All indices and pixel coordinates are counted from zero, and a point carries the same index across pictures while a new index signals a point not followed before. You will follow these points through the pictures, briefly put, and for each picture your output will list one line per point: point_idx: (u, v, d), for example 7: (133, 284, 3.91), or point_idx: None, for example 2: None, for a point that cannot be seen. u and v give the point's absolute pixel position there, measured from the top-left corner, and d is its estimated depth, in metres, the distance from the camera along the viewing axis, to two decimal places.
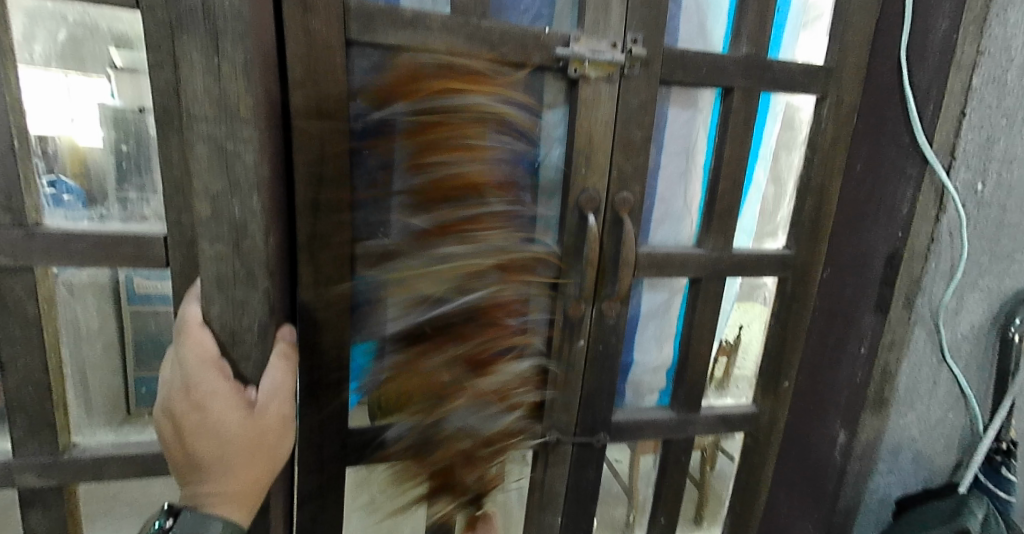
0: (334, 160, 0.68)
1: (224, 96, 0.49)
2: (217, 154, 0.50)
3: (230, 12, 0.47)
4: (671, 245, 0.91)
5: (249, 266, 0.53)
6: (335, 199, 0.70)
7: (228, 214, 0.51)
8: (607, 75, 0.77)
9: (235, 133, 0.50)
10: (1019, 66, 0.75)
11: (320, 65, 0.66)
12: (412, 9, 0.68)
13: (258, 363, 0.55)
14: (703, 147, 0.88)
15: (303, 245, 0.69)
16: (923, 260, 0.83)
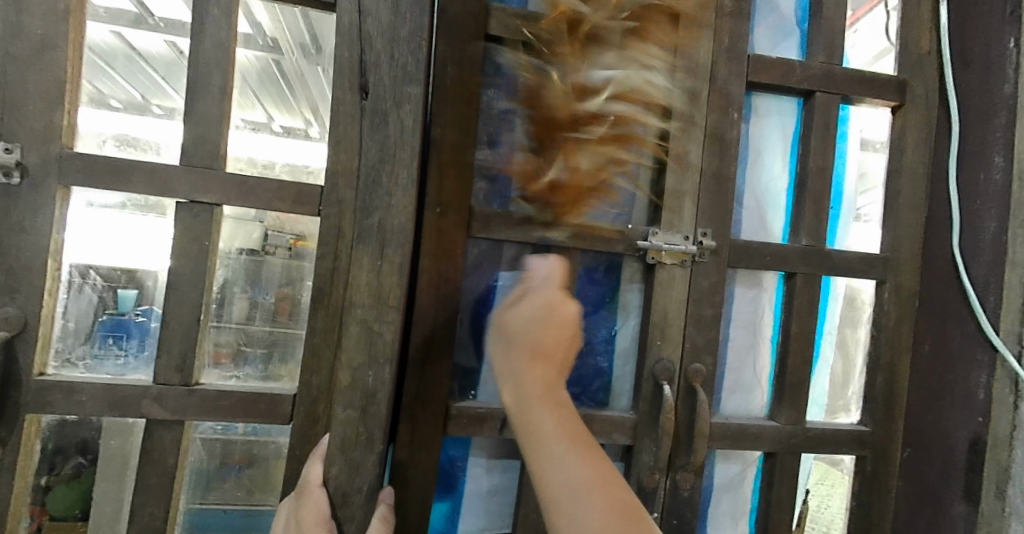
0: (437, 344, 0.69)
1: (380, 288, 0.61)
2: (364, 334, 0.60)
3: (398, 228, 0.61)
4: (743, 416, 0.89)
5: (371, 430, 0.61)
6: (438, 372, 0.70)
7: (362, 383, 0.60)
8: (681, 262, 0.76)
9: (381, 316, 0.61)
10: None
11: (445, 254, 0.69)
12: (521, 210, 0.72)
13: (360, 523, 0.61)
14: (769, 321, 0.89)
15: (405, 405, 0.69)
16: (1009, 448, 0.80)
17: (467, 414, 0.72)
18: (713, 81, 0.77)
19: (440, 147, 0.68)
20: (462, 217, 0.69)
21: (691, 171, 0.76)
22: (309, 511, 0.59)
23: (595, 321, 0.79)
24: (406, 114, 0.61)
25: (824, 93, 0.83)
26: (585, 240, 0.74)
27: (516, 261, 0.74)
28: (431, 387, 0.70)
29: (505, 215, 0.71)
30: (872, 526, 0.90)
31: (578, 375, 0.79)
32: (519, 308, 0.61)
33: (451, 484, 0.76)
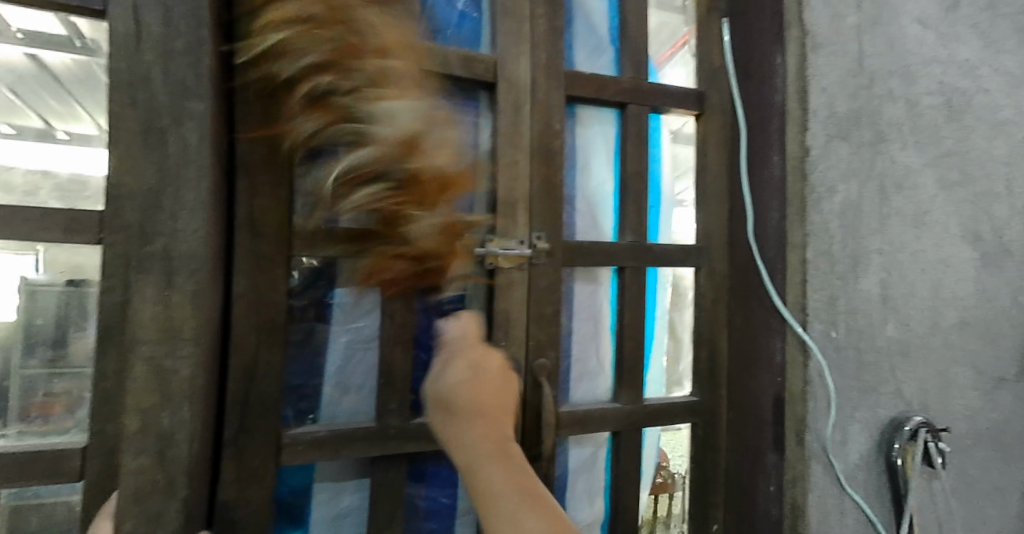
0: (265, 366, 0.71)
1: (170, 321, 0.60)
2: (155, 372, 0.60)
3: (186, 256, 0.61)
4: (591, 401, 0.96)
5: (171, 477, 0.60)
6: (267, 392, 0.72)
7: (155, 427, 0.60)
8: (518, 265, 0.81)
9: (175, 350, 0.60)
10: (838, 241, 0.99)
11: (263, 275, 0.71)
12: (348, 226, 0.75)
13: None
14: (608, 312, 0.97)
15: (228, 440, 0.69)
16: (803, 402, 0.98)
17: (302, 441, 0.73)
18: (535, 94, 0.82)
19: (246, 165, 0.69)
20: (283, 240, 0.72)
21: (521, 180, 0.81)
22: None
23: None
24: (188, 130, 0.61)
25: (635, 105, 0.92)
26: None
27: (351, 277, 0.78)
28: (256, 416, 0.71)
29: (331, 231, 0.74)
30: (706, 481, 1.02)
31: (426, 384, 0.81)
32: (444, 376, 0.65)
33: (293, 514, 0.77)
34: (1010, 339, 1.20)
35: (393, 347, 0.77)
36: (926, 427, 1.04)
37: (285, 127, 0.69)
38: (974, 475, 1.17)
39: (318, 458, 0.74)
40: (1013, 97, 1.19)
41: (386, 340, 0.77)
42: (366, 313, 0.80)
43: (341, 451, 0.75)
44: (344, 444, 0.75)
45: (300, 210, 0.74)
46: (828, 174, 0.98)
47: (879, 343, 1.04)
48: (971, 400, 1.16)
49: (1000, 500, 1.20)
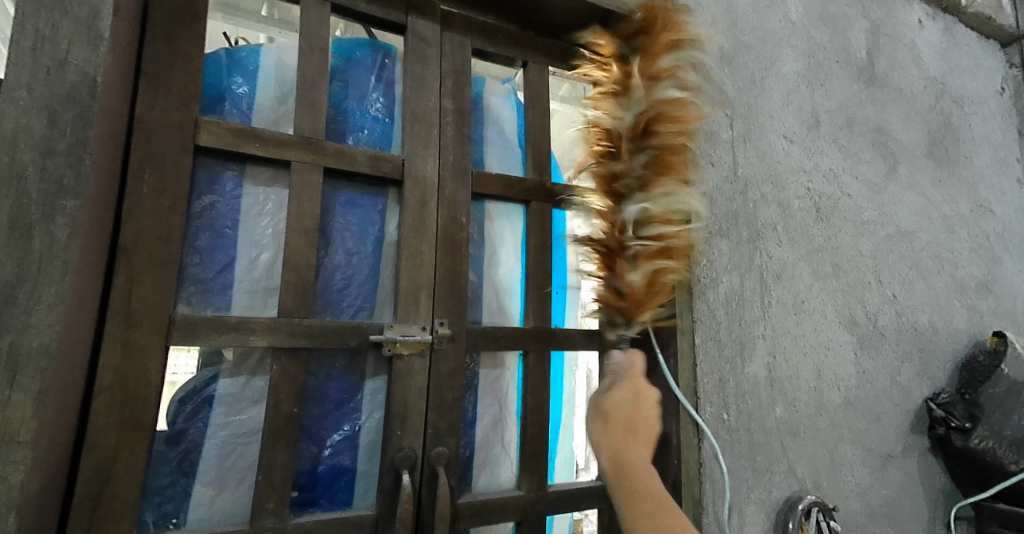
0: (125, 462, 0.71)
1: (7, 422, 0.59)
2: None
3: (37, 349, 0.61)
4: (493, 490, 0.95)
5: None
6: (120, 497, 0.70)
7: None
8: (419, 351, 0.86)
9: (6, 455, 0.59)
10: (724, 327, 1.07)
11: (133, 370, 0.72)
12: (237, 315, 0.77)
13: None
14: (513, 398, 0.99)
15: None
16: (699, 483, 1.01)
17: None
18: (441, 192, 0.92)
19: (130, 254, 0.73)
20: (158, 331, 0.73)
21: (424, 268, 0.89)
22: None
23: (334, 419, 0.83)
24: (58, 227, 0.63)
25: (540, 201, 1.02)
26: (313, 339, 0.80)
27: (238, 367, 0.79)
28: (106, 523, 0.69)
29: (218, 321, 0.76)
30: None
31: (312, 478, 0.82)
32: (615, 389, 0.85)
33: None
34: (891, 418, 1.31)
35: (276, 441, 0.78)
36: (817, 506, 1.11)
37: (176, 216, 0.76)
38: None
39: None
40: (872, 201, 1.36)
41: (270, 433, 0.78)
42: (251, 404, 0.79)
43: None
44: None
45: (185, 298, 0.78)
46: (710, 267, 1.06)
47: (770, 425, 1.11)
48: (861, 477, 1.24)
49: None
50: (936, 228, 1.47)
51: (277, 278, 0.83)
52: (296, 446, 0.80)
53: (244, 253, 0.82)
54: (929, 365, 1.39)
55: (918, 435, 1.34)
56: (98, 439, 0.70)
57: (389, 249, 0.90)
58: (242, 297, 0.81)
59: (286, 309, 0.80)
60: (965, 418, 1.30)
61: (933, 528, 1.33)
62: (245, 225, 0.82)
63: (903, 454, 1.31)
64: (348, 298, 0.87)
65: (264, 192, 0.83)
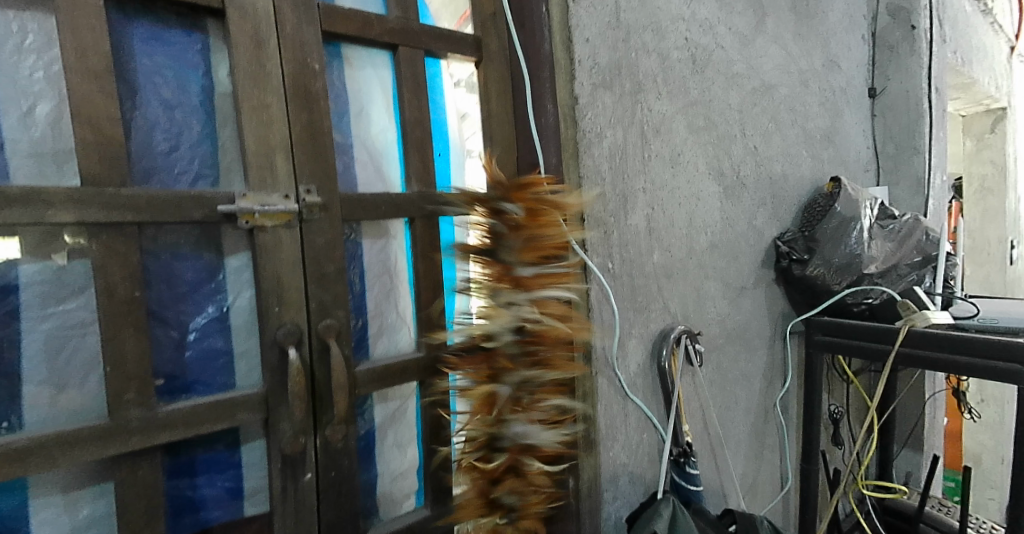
0: None
1: None
2: None
3: None
4: (392, 355, 0.96)
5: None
6: None
7: None
8: (285, 223, 0.79)
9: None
10: (608, 182, 1.09)
11: None
12: (21, 185, 0.64)
13: None
14: (403, 266, 0.98)
15: None
16: (588, 323, 1.10)
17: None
18: (281, 32, 0.79)
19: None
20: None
21: (274, 124, 0.78)
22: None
23: (194, 301, 0.76)
24: None
25: (407, 48, 0.92)
26: (140, 213, 0.70)
27: (48, 246, 0.68)
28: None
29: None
30: None
31: (178, 367, 0.75)
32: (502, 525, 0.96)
33: None
34: (748, 257, 1.45)
35: (121, 327, 0.70)
36: (686, 335, 1.25)
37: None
38: (727, 368, 1.41)
39: (26, 469, 0.65)
40: (742, 53, 1.38)
41: (110, 320, 0.69)
42: (75, 292, 0.70)
43: (57, 458, 0.66)
44: (60, 451, 0.66)
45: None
46: (595, 121, 1.06)
47: (648, 269, 1.20)
48: (721, 307, 1.38)
49: (745, 384, 1.47)
50: (793, 81, 1.53)
51: (69, 139, 0.69)
52: (147, 332, 0.72)
53: (11, 107, 0.67)
54: (780, 209, 1.52)
55: (768, 270, 1.50)
56: None
57: (224, 103, 0.78)
58: (24, 162, 0.67)
59: (94, 178, 0.68)
60: (805, 252, 1.45)
61: (775, 342, 1.54)
62: (6, 67, 0.66)
63: (755, 285, 1.47)
64: (178, 165, 0.76)
65: (14, 18, 0.67)
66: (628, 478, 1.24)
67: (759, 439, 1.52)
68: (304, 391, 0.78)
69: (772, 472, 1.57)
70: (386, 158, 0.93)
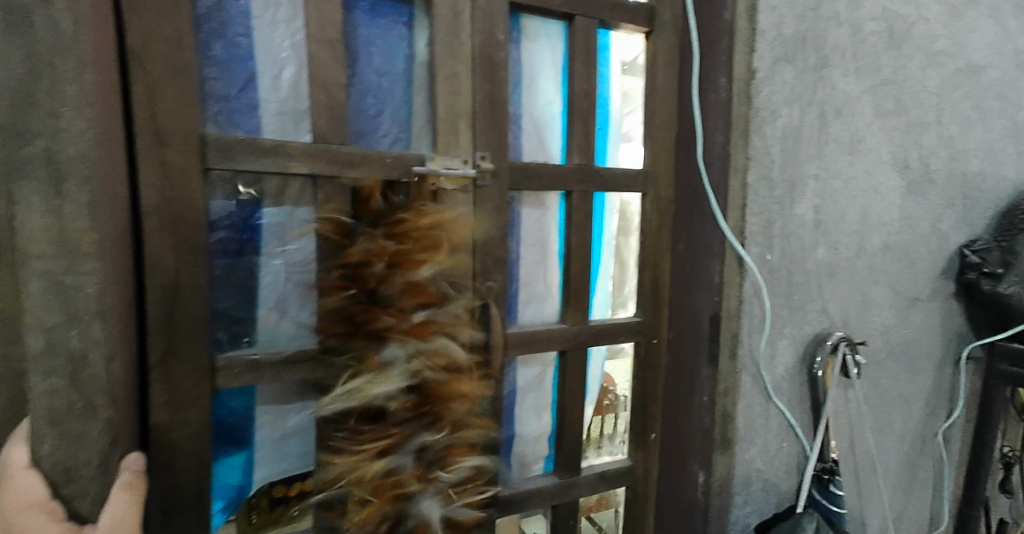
0: (189, 284, 0.72)
1: (65, 233, 0.58)
2: (55, 288, 0.58)
3: (76, 156, 0.58)
4: (538, 323, 1.00)
5: (86, 397, 0.60)
6: (191, 316, 0.73)
7: (64, 346, 0.59)
8: (461, 187, 0.85)
9: (75, 267, 0.58)
10: (777, 167, 1.03)
11: (177, 190, 0.71)
12: (272, 139, 0.75)
13: (96, 498, 0.63)
14: (555, 238, 0.99)
15: (155, 364, 0.71)
16: (738, 318, 1.06)
17: (238, 364, 0.76)
18: (475, 4, 0.83)
19: (142, 61, 0.68)
20: (192, 151, 0.71)
21: (461, 92, 0.84)
22: (14, 497, 0.58)
23: None
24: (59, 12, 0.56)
25: (583, 18, 0.93)
26: (354, 168, 0.79)
27: (283, 194, 0.79)
28: (184, 339, 0.73)
29: (253, 144, 0.74)
30: (648, 398, 1.09)
31: None
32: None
33: (226, 437, 0.80)
34: (925, 264, 1.31)
35: None
36: (845, 342, 1.16)
37: (186, 19, 0.70)
38: (884, 385, 1.33)
39: (253, 381, 0.77)
40: (949, 27, 1.21)
41: (326, 262, 0.78)
42: (299, 235, 0.80)
43: (281, 372, 0.78)
44: (283, 366, 0.78)
45: (212, 117, 0.74)
46: (771, 98, 1.01)
47: (810, 266, 1.12)
48: (887, 317, 1.29)
49: (902, 407, 1.38)
50: (1007, 63, 1.32)
51: (305, 99, 0.79)
52: None
53: (265, 70, 0.77)
54: (972, 211, 1.34)
55: (947, 281, 1.35)
56: (161, 262, 0.71)
57: (421, 71, 0.85)
58: (271, 120, 0.77)
59: (324, 135, 0.77)
60: (999, 265, 1.28)
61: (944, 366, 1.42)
62: (264, 33, 0.76)
63: (930, 298, 1.34)
64: (382, 127, 0.83)
65: None
66: (761, 485, 1.19)
67: (909, 469, 1.44)
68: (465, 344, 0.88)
69: (921, 509, 1.50)
70: (549, 129, 0.95)
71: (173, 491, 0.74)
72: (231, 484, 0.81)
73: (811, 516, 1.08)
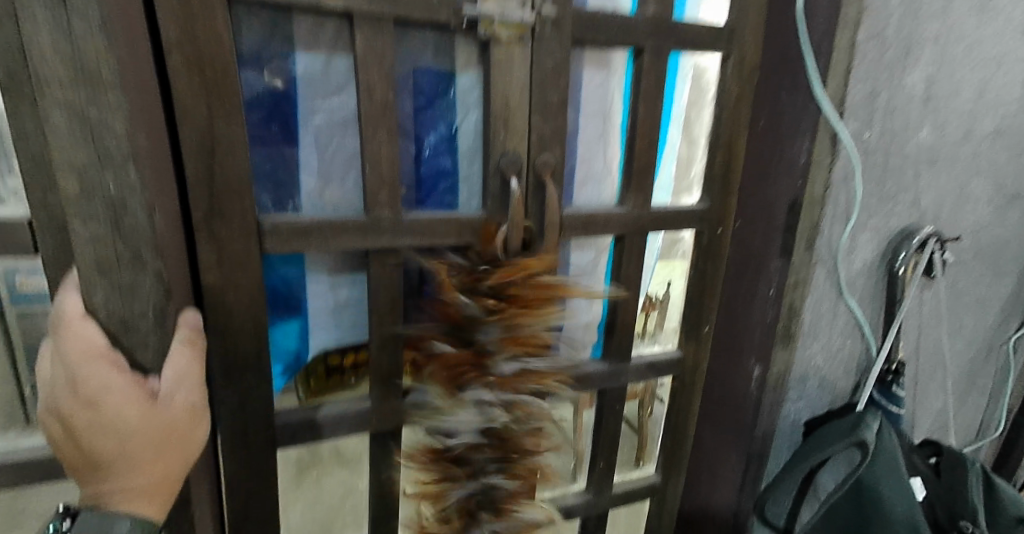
0: (225, 134, 0.65)
1: (79, 59, 0.50)
2: (80, 123, 0.52)
3: None
4: (594, 206, 0.91)
5: (133, 246, 0.57)
6: (232, 174, 0.67)
7: (101, 191, 0.54)
8: (519, 37, 0.74)
9: (98, 100, 0.52)
10: (895, 22, 0.86)
11: (199, 21, 0.61)
12: None
13: (157, 349, 0.61)
14: (619, 108, 0.88)
15: (201, 223, 0.67)
16: (821, 204, 0.94)
17: (286, 229, 0.70)
18: None
19: None
20: None
21: None
22: (73, 343, 0.56)
23: (430, 117, 0.76)
24: None
25: None
26: (397, 8, 0.68)
27: (316, 37, 0.69)
28: (225, 197, 0.67)
29: None
30: (705, 288, 1.05)
31: (419, 179, 0.78)
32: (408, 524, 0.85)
33: (278, 306, 0.78)
34: None
35: (377, 128, 0.71)
36: (935, 238, 1.04)
37: None
38: (963, 289, 1.22)
39: (303, 248, 0.72)
40: None
41: (368, 118, 0.70)
42: (337, 90, 0.71)
43: (330, 240, 0.73)
44: (332, 235, 0.72)
45: None
46: None
47: (909, 151, 0.97)
48: (981, 215, 1.15)
49: (977, 312, 1.28)
50: None
51: None
52: (397, 140, 0.72)
53: None
54: None
55: None
56: (190, 108, 0.63)
57: None
58: None
59: None
60: None
61: None
62: None
63: None
64: None
65: None
66: (817, 382, 1.13)
67: (971, 376, 1.36)
68: (521, 223, 0.80)
69: (975, 414, 1.44)
70: None
71: (231, 356, 0.74)
72: (289, 350, 0.80)
73: (875, 415, 1.03)
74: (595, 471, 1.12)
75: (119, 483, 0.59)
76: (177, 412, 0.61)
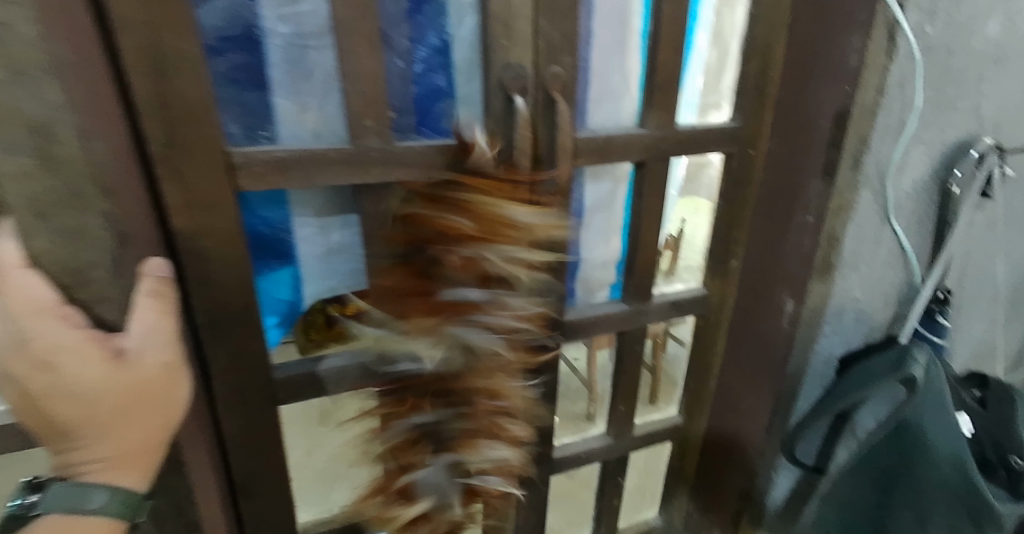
0: (174, 44, 0.55)
1: None
2: None
3: None
4: (612, 127, 0.81)
5: (70, 181, 0.49)
6: (188, 95, 0.57)
7: (17, 114, 0.46)
8: None
9: None
10: None
11: None
12: None
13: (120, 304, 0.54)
14: (639, 9, 0.76)
15: (160, 155, 0.58)
16: (871, 116, 0.85)
17: (260, 161, 0.61)
18: None
19: None
20: None
21: None
22: (16, 299, 0.48)
23: (418, 24, 0.64)
24: None
25: None
26: None
27: None
28: (183, 121, 0.58)
29: None
30: (733, 218, 0.93)
31: (406, 101, 0.67)
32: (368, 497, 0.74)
33: (263, 252, 0.69)
34: None
35: (355, 36, 0.60)
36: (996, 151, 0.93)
37: None
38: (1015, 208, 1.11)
39: (282, 184, 0.63)
40: None
41: (344, 25, 0.59)
42: None
43: (314, 175, 0.63)
44: (315, 166, 0.63)
45: None
46: None
47: (974, 46, 0.86)
48: None
49: None
50: None
51: None
52: (379, 53, 0.62)
53: None
54: None
55: None
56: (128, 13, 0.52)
57: None
58: None
59: None
60: None
61: None
62: None
63: None
64: None
65: None
66: (854, 316, 1.05)
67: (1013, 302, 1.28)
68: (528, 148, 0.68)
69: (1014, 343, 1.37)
70: None
71: (218, 308, 0.66)
72: (280, 299, 0.72)
73: (922, 350, 0.93)
74: (616, 415, 1.06)
75: (94, 451, 0.51)
76: (149, 370, 0.53)
